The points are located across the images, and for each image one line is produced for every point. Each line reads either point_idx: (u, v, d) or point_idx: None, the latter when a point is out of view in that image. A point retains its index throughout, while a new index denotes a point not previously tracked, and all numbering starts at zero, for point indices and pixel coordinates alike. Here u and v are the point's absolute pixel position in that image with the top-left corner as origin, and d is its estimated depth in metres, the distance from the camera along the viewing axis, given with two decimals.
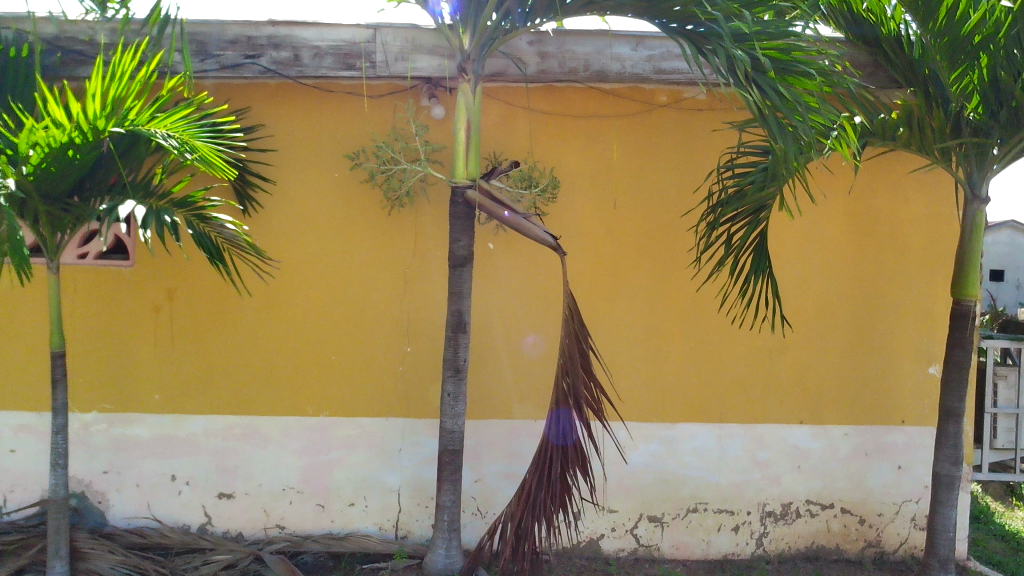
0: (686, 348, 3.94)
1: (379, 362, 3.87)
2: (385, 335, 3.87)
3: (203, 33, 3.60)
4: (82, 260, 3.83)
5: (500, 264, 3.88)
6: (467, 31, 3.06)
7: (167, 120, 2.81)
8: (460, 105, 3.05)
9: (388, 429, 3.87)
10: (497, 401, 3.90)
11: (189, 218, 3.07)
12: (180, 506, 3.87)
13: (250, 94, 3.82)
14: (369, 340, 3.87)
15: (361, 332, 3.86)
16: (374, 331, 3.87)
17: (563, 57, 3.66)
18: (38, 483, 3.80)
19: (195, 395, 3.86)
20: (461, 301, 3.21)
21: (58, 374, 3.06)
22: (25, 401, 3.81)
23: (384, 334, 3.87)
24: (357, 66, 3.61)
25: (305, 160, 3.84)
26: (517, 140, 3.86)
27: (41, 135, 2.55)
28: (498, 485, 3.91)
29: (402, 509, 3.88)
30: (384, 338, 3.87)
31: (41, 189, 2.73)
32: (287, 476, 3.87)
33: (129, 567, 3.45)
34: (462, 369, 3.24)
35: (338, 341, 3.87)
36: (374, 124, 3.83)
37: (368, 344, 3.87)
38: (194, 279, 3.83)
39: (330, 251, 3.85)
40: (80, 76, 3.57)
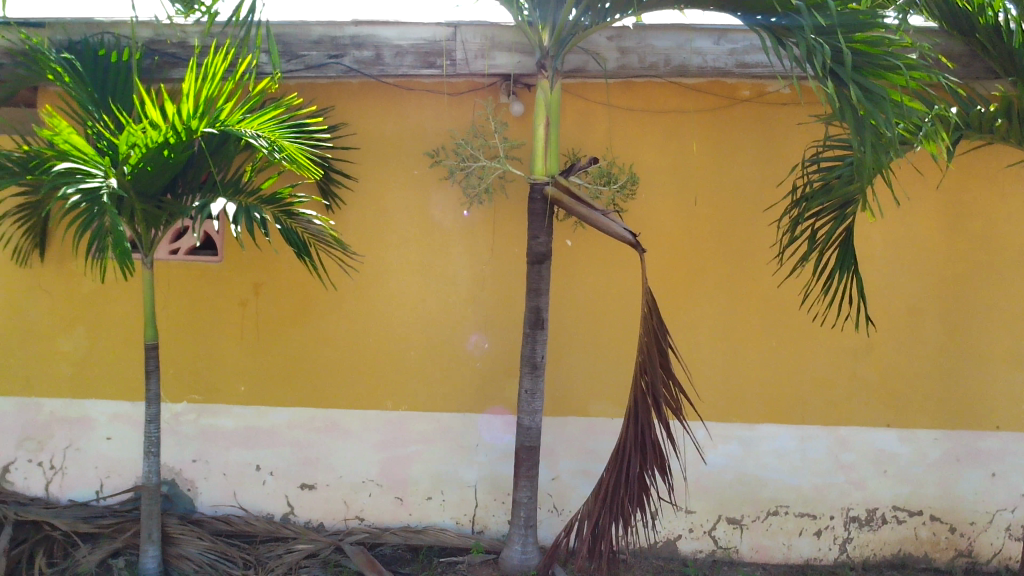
0: (768, 347, 3.86)
1: (454, 357, 3.90)
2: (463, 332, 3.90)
3: (289, 34, 3.69)
4: (174, 256, 3.94)
5: (578, 261, 3.86)
6: (546, 27, 3.07)
7: (257, 121, 2.90)
8: (540, 101, 3.06)
9: (466, 424, 3.90)
10: (574, 398, 3.89)
11: (277, 215, 3.15)
12: (264, 496, 3.98)
13: (333, 94, 3.89)
14: (439, 334, 3.91)
15: (434, 326, 3.91)
16: (450, 326, 3.90)
17: (643, 52, 3.63)
18: (132, 470, 3.97)
19: (279, 387, 3.96)
20: (539, 298, 3.22)
21: (152, 364, 3.19)
22: (122, 391, 3.97)
23: (461, 331, 3.90)
24: (438, 64, 3.65)
25: (386, 158, 3.90)
26: (596, 137, 3.83)
27: (140, 137, 2.66)
28: (575, 482, 3.90)
29: (479, 505, 3.91)
30: (460, 334, 3.90)
31: (139, 187, 2.83)
32: (366, 469, 3.94)
33: (216, 553, 3.58)
34: (540, 365, 3.25)
35: (411, 335, 3.92)
36: (453, 121, 3.86)
37: (445, 340, 3.90)
38: (279, 274, 3.94)
39: (409, 247, 3.90)
40: (174, 78, 3.71)
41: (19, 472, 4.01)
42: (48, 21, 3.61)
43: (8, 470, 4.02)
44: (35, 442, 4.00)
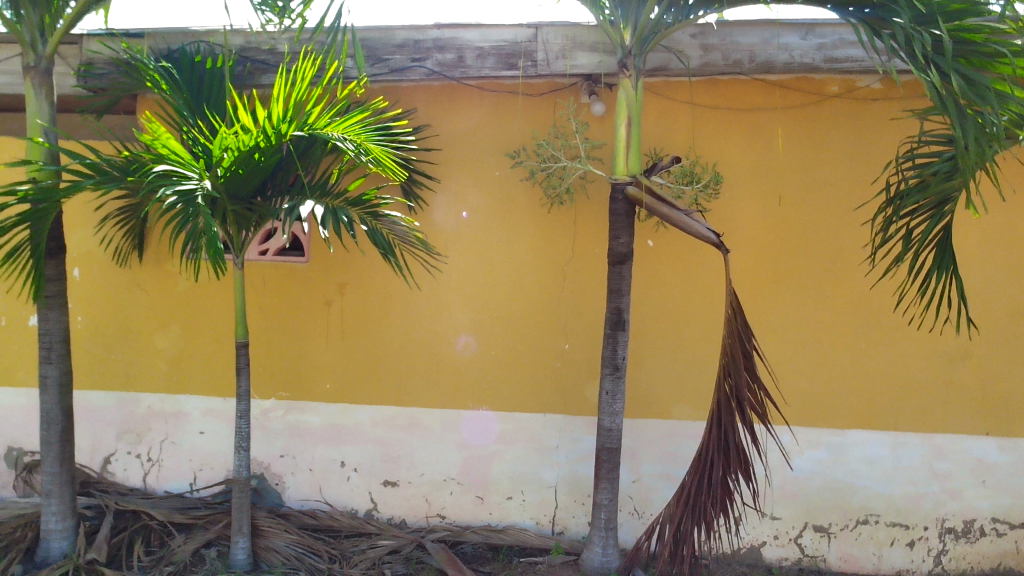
0: (858, 350, 3.74)
1: (451, 355, 3.97)
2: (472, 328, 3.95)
3: (374, 39, 3.79)
4: (263, 256, 4.06)
5: (661, 261, 3.81)
6: (628, 27, 3.05)
7: (344, 125, 2.96)
8: (621, 102, 3.03)
9: (546, 425, 3.91)
10: (656, 400, 3.85)
11: (362, 216, 3.21)
12: (348, 492, 4.06)
13: (415, 96, 3.94)
14: (441, 330, 3.98)
15: (437, 321, 3.98)
16: (468, 324, 3.95)
17: (727, 49, 3.58)
18: (223, 463, 4.11)
19: (363, 386, 4.04)
20: (620, 298, 3.19)
21: (243, 362, 3.30)
22: (215, 386, 4.12)
23: (465, 326, 3.96)
24: (518, 65, 3.70)
25: (468, 159, 3.93)
26: (678, 135, 3.77)
27: (232, 140, 2.74)
28: (656, 485, 3.86)
29: (559, 506, 3.91)
30: (463, 330, 3.96)
31: (231, 189, 2.93)
32: (447, 467, 3.98)
33: (303, 547, 3.67)
34: (621, 367, 3.23)
35: (410, 331, 4.00)
36: (535, 122, 3.86)
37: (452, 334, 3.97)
38: (364, 274, 4.01)
39: (490, 247, 3.93)
40: (264, 84, 3.82)
41: (119, 463, 4.18)
42: (149, 31, 3.77)
43: (109, 461, 4.18)
44: (133, 435, 4.17)
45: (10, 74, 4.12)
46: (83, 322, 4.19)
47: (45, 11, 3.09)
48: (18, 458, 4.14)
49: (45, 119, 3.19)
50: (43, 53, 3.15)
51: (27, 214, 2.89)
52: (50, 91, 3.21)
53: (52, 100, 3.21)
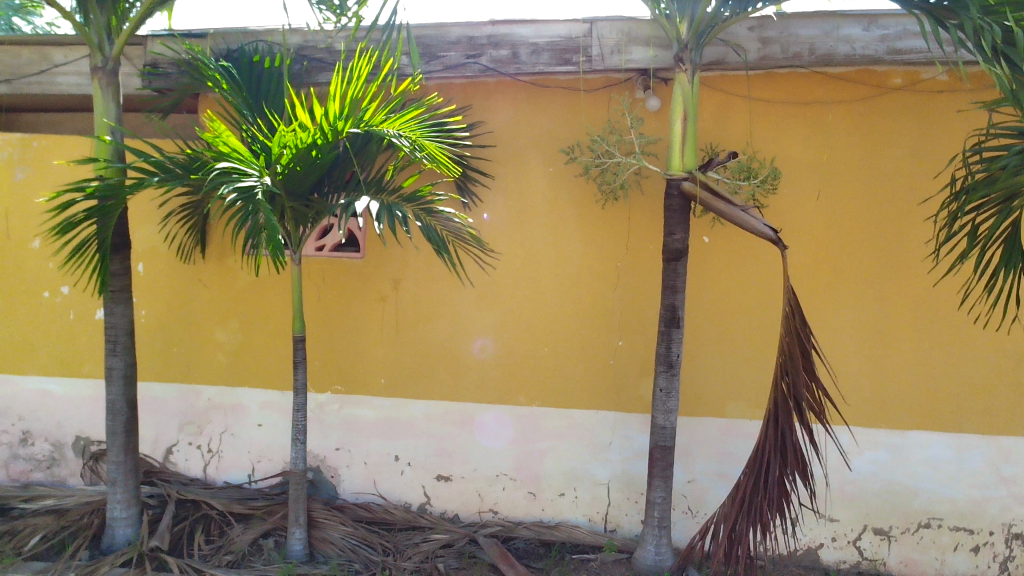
0: (921, 348, 3.65)
1: (467, 358, 4.02)
2: (490, 331, 3.99)
3: (430, 36, 3.83)
4: (320, 252, 4.10)
5: (716, 258, 3.76)
6: (684, 20, 3.02)
7: (399, 121, 3.00)
8: (677, 97, 3.01)
9: (599, 422, 3.90)
10: (711, 398, 3.81)
11: (416, 212, 3.23)
12: (402, 485, 4.09)
13: (469, 93, 3.95)
14: (457, 333, 4.03)
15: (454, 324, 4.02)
16: (487, 327, 3.99)
17: (786, 42, 3.54)
18: (281, 455, 4.19)
19: (417, 381, 4.07)
20: (674, 295, 3.16)
21: (299, 356, 3.36)
22: (273, 379, 4.20)
23: (483, 329, 4.00)
24: (574, 61, 3.70)
25: (522, 155, 3.92)
26: (734, 130, 3.72)
27: (290, 137, 2.81)
28: (711, 484, 3.81)
29: (612, 503, 3.90)
30: (480, 334, 4.00)
31: (289, 186, 2.97)
32: (500, 463, 3.99)
33: (357, 539, 3.71)
34: (675, 364, 3.19)
35: (461, 332, 4.02)
36: (589, 117, 3.84)
37: (469, 337, 4.01)
38: (418, 270, 4.04)
39: (543, 244, 3.92)
40: (321, 81, 3.87)
41: (180, 453, 4.28)
42: (211, 31, 3.86)
43: (171, 451, 4.29)
44: (194, 426, 4.26)
45: (79, 75, 4.25)
46: (146, 316, 4.30)
47: (112, 12, 3.19)
48: (85, 447, 4.28)
49: (112, 119, 3.27)
50: (110, 54, 3.24)
51: (94, 209, 2.99)
52: (117, 91, 3.28)
53: (118, 100, 3.29)
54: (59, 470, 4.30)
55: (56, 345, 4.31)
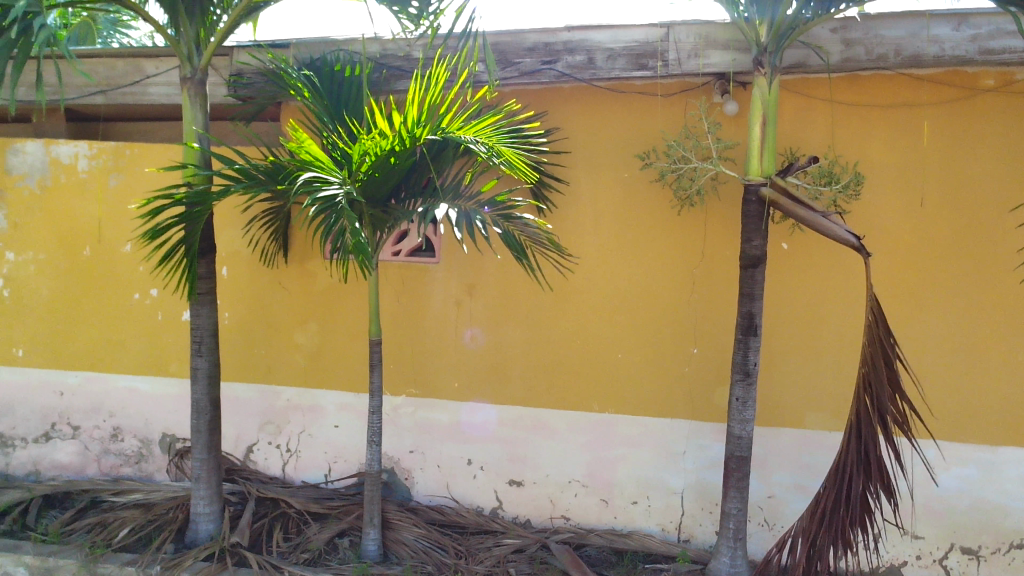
0: (1012, 361, 3.50)
1: (458, 347, 4.13)
2: (478, 321, 4.10)
3: (506, 43, 3.85)
4: (396, 257, 4.17)
5: (796, 265, 3.68)
6: (764, 23, 2.99)
7: (475, 127, 3.05)
8: (756, 100, 2.97)
9: (673, 431, 3.86)
10: (789, 408, 3.72)
11: (495, 218, 3.25)
12: (475, 489, 4.12)
13: (544, 99, 3.96)
14: (448, 324, 4.13)
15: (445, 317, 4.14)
16: (476, 317, 4.10)
17: (871, 43, 3.44)
18: (356, 456, 4.26)
19: (490, 385, 4.09)
20: (752, 302, 3.09)
21: (376, 358, 3.42)
22: (350, 382, 4.28)
23: (472, 319, 4.10)
24: (650, 66, 3.67)
25: (597, 161, 3.91)
26: (815, 135, 3.63)
27: (370, 144, 2.88)
28: (788, 496, 3.73)
29: (685, 513, 3.85)
30: (470, 323, 4.11)
31: (368, 193, 3.01)
32: (573, 469, 3.99)
33: (430, 541, 3.75)
34: (753, 373, 3.13)
35: (469, 322, 4.11)
36: (666, 123, 3.81)
37: (459, 326, 4.12)
38: (492, 275, 4.06)
39: (617, 250, 3.90)
40: (399, 89, 3.93)
41: (260, 452, 4.39)
42: (294, 41, 3.97)
43: (251, 450, 4.40)
44: (274, 426, 4.37)
45: (169, 85, 4.41)
46: (230, 318, 4.43)
47: (200, 25, 3.31)
48: (171, 444, 4.44)
49: (199, 127, 3.38)
50: (198, 64, 3.35)
51: (183, 216, 3.10)
52: (204, 100, 3.39)
53: (205, 109, 3.40)
54: (147, 465, 4.47)
55: (145, 346, 4.48)
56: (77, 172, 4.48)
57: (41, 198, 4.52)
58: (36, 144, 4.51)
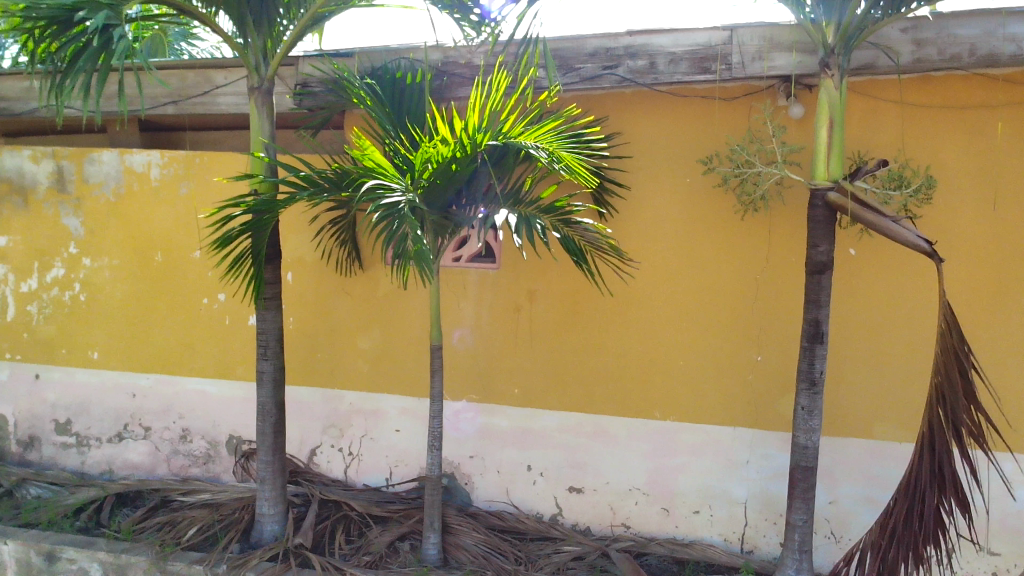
0: None
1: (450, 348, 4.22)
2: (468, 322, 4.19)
3: (567, 49, 3.86)
4: (457, 263, 4.19)
5: (864, 271, 3.59)
6: (831, 24, 2.91)
7: (537, 133, 3.05)
8: (823, 104, 2.89)
9: (736, 440, 3.81)
10: (857, 418, 3.63)
11: (554, 222, 3.30)
12: (534, 495, 4.11)
13: (606, 104, 3.94)
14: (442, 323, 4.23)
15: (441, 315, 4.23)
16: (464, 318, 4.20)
17: (943, 43, 3.34)
18: (417, 460, 4.31)
19: (550, 392, 4.08)
20: (819, 309, 3.01)
21: (437, 363, 3.44)
22: (411, 386, 4.32)
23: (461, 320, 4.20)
24: (713, 69, 3.63)
25: (659, 166, 3.87)
26: (884, 137, 3.54)
27: (432, 152, 2.90)
28: (856, 509, 3.63)
29: (749, 523, 3.80)
30: (458, 324, 4.21)
31: (430, 200, 3.05)
32: (634, 477, 3.95)
33: (489, 546, 3.75)
34: (818, 382, 3.06)
35: (459, 323, 4.21)
36: (729, 127, 3.76)
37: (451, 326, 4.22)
38: (552, 281, 4.05)
39: (680, 255, 3.85)
40: (461, 96, 3.96)
41: (323, 455, 4.46)
42: (358, 49, 4.04)
43: (314, 453, 4.47)
44: (337, 429, 4.43)
45: (237, 95, 4.52)
46: (294, 322, 4.50)
47: (268, 36, 3.39)
48: (237, 446, 4.54)
49: (266, 136, 3.44)
50: (265, 74, 3.42)
51: (251, 223, 3.17)
52: (271, 110, 3.46)
53: (272, 119, 3.46)
54: (214, 466, 4.58)
55: (214, 349, 4.59)
56: (150, 180, 4.62)
57: (115, 206, 4.66)
58: (110, 153, 4.66)
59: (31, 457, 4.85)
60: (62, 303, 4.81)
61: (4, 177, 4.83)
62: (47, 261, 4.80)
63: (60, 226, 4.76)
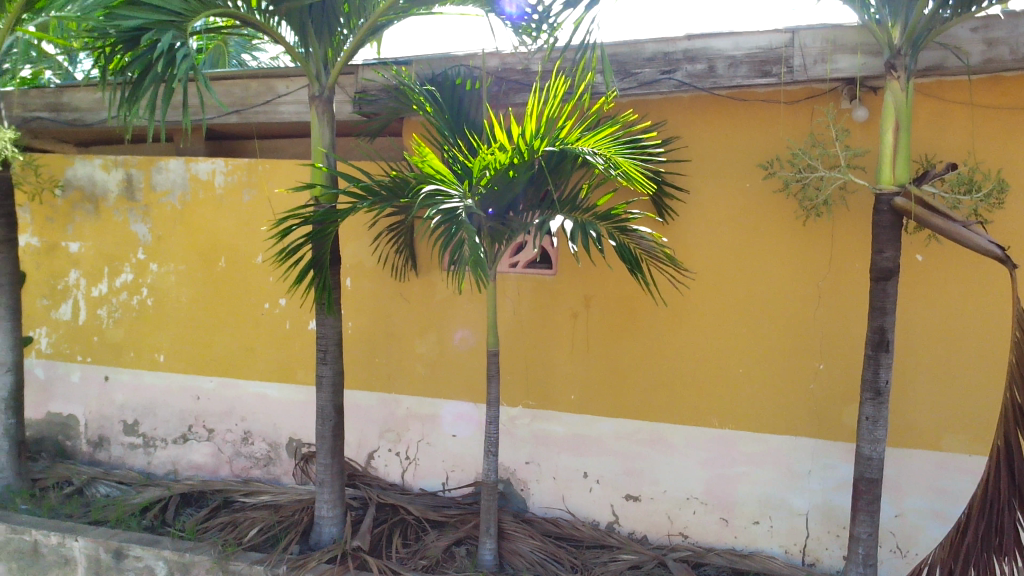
0: None
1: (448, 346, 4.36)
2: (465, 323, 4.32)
3: (625, 54, 3.83)
4: (513, 269, 4.18)
5: (932, 278, 3.49)
6: (897, 25, 2.85)
7: (594, 139, 3.03)
8: (888, 106, 2.83)
9: (798, 450, 3.74)
10: (925, 428, 3.52)
11: (610, 230, 3.24)
12: (591, 503, 4.09)
13: (664, 109, 3.91)
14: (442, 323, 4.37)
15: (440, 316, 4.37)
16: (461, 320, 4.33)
17: (1016, 42, 3.23)
18: (473, 466, 4.32)
19: (607, 399, 4.05)
20: (884, 317, 2.94)
21: (493, 369, 3.44)
22: (467, 392, 4.34)
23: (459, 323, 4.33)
24: (774, 72, 3.57)
25: (718, 172, 3.82)
26: (953, 140, 3.44)
27: (490, 158, 2.92)
28: (923, 522, 3.53)
29: (810, 535, 3.73)
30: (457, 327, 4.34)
31: (487, 204, 3.08)
32: (691, 486, 3.90)
33: (546, 553, 3.74)
34: (884, 392, 2.98)
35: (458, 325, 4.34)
36: (790, 131, 3.69)
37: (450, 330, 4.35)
38: (609, 287, 4.02)
39: (740, 263, 3.80)
40: (518, 102, 3.96)
41: (381, 459, 4.50)
42: (417, 57, 4.08)
43: (372, 457, 4.51)
44: (394, 434, 4.47)
45: (299, 103, 4.60)
46: (353, 327, 4.56)
47: (329, 45, 3.45)
48: (297, 448, 4.61)
49: (326, 145, 3.49)
50: (326, 83, 3.47)
51: (313, 234, 3.24)
52: (331, 118, 3.50)
53: (332, 127, 3.50)
54: (275, 468, 4.66)
55: (275, 353, 4.67)
56: (214, 188, 4.73)
57: (182, 213, 4.79)
58: (177, 162, 4.78)
59: (101, 456, 5.01)
60: (130, 307, 4.95)
61: (77, 185, 4.99)
62: (117, 267, 4.95)
63: (128, 232, 4.90)
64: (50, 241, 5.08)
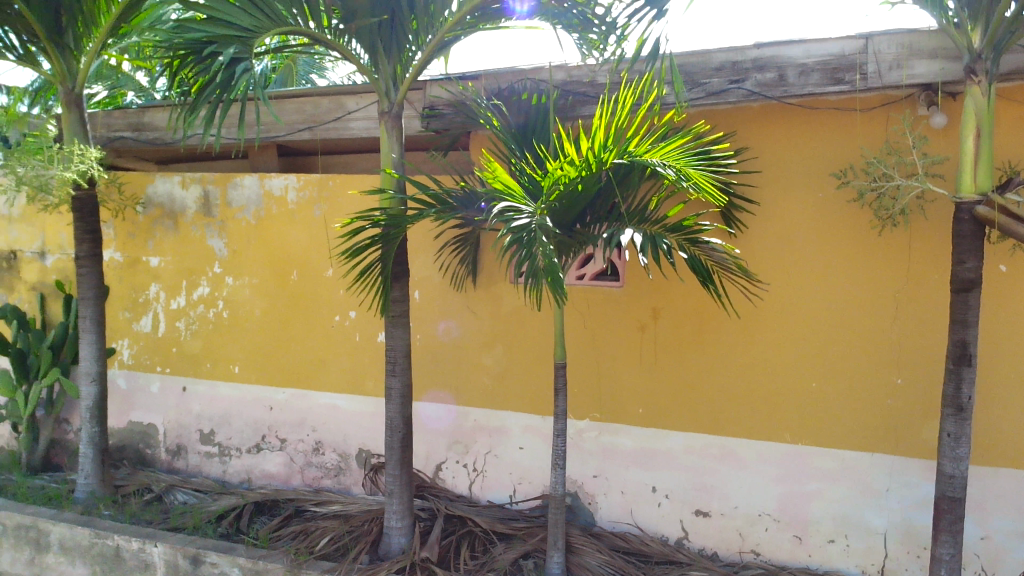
0: None
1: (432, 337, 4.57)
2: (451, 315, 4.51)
3: (693, 64, 3.80)
4: (580, 281, 4.18)
5: (1017, 289, 3.35)
6: (977, 29, 2.76)
7: (664, 151, 3.00)
8: (969, 112, 2.74)
9: (875, 467, 3.63)
10: (1011, 446, 3.39)
11: (681, 242, 3.18)
12: (659, 518, 4.03)
13: (732, 119, 3.85)
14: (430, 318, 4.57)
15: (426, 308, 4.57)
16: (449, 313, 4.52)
17: None
18: (541, 478, 4.31)
19: (676, 412, 4.00)
20: (966, 330, 2.83)
21: (560, 382, 3.43)
22: (534, 404, 4.33)
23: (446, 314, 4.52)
24: (847, 80, 3.50)
25: (789, 182, 3.75)
26: None
27: (559, 172, 2.93)
28: (1010, 544, 3.38)
29: (889, 555, 3.61)
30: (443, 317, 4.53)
31: (556, 218, 3.07)
32: (763, 502, 3.83)
33: (613, 568, 3.70)
34: (966, 408, 2.87)
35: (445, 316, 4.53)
36: (865, 138, 3.60)
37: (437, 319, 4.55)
38: (677, 300, 3.98)
39: (812, 274, 3.72)
40: (584, 114, 3.96)
41: (448, 471, 4.53)
42: (484, 72, 4.12)
43: (440, 468, 4.55)
44: (462, 445, 4.49)
45: (369, 119, 4.69)
46: (421, 339, 4.60)
47: (397, 61, 3.50)
48: (367, 459, 4.67)
49: (396, 156, 3.53)
50: (394, 98, 3.51)
51: (380, 235, 3.28)
52: (399, 133, 3.55)
53: (401, 141, 3.55)
54: (345, 478, 4.73)
55: (345, 364, 4.75)
56: (287, 204, 4.84)
57: (256, 228, 4.91)
58: (252, 178, 4.91)
59: (179, 464, 5.16)
60: (206, 319, 5.10)
61: (157, 202, 5.17)
62: (194, 280, 5.10)
63: (205, 247, 5.05)
64: (131, 255, 5.27)
